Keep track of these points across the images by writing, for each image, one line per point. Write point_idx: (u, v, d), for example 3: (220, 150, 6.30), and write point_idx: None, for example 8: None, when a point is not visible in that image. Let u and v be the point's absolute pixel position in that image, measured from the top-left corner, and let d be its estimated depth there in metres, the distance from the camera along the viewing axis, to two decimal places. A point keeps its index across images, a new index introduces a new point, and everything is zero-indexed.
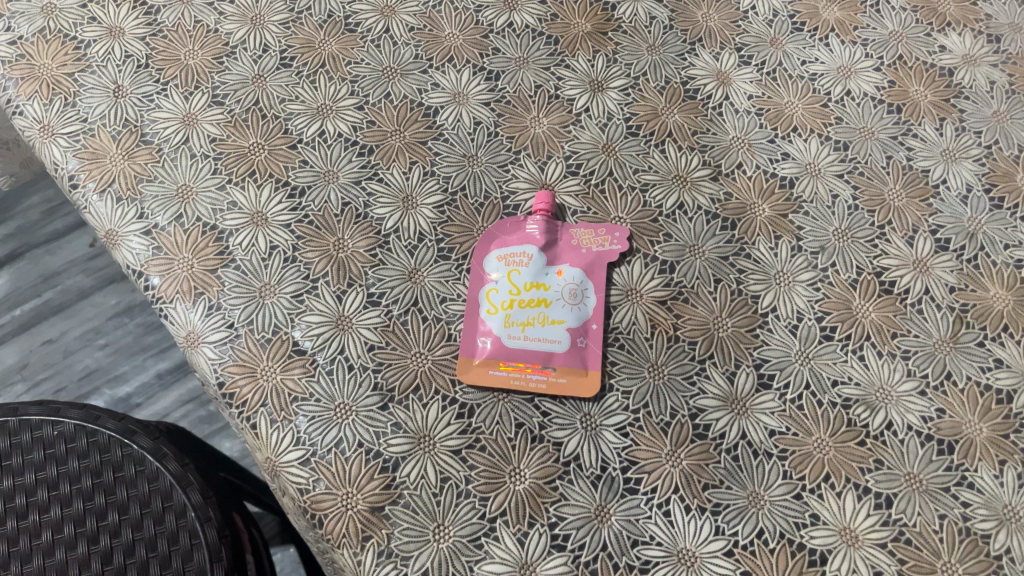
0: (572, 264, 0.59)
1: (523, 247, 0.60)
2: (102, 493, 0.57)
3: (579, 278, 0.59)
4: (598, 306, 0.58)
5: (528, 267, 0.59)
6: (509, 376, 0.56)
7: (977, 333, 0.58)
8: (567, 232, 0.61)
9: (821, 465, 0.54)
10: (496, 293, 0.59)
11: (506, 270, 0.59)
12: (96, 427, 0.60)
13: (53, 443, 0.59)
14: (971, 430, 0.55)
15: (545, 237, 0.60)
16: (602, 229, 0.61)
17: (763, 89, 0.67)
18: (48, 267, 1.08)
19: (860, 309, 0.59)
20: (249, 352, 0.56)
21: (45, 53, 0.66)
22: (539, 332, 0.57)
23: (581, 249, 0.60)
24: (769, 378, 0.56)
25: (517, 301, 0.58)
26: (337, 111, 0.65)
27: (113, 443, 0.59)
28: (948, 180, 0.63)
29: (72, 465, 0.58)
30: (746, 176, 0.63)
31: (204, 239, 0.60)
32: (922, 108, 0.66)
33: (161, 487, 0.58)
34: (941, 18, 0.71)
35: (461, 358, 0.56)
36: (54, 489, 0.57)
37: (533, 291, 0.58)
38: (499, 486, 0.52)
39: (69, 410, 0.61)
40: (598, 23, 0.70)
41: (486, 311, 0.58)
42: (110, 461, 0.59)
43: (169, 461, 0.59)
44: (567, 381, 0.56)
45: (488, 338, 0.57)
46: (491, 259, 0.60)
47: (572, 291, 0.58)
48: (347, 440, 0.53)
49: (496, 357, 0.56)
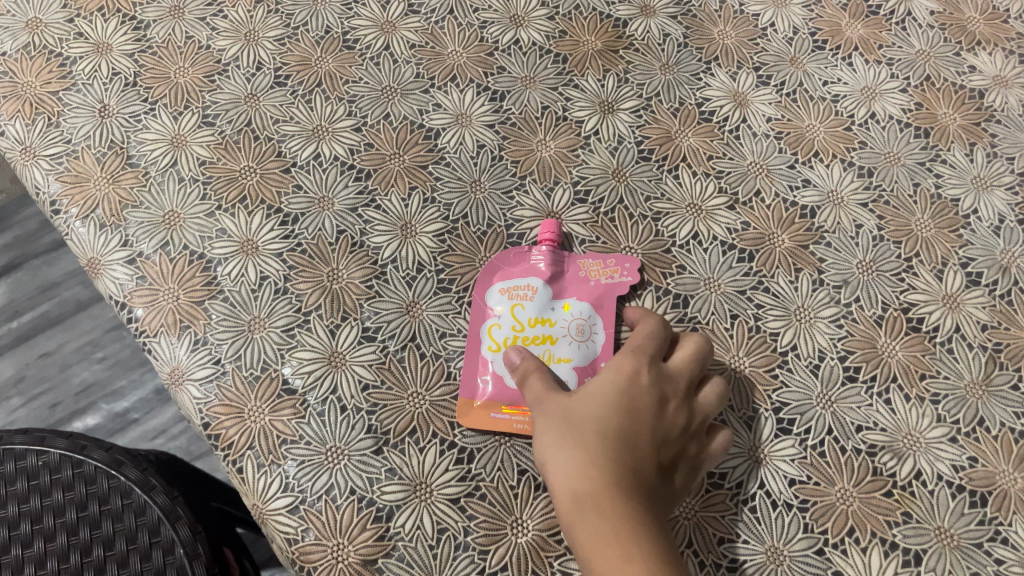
0: (580, 298, 0.56)
1: (527, 279, 0.56)
2: (87, 527, 0.54)
3: (588, 313, 0.55)
4: (607, 342, 0.54)
5: (533, 301, 0.55)
6: (513, 420, 0.52)
7: (1011, 375, 0.55)
8: (574, 263, 0.57)
9: (844, 518, 0.50)
10: (499, 329, 0.55)
11: (508, 305, 0.55)
12: (82, 457, 0.57)
13: (36, 474, 0.56)
14: (1005, 481, 0.51)
15: (551, 270, 0.56)
16: (611, 260, 0.57)
17: (782, 111, 0.64)
18: (47, 278, 1.04)
19: (886, 348, 0.55)
20: (236, 391, 0.53)
21: (29, 70, 0.64)
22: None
23: (589, 281, 0.56)
24: (789, 423, 0.53)
25: (520, 338, 0.54)
26: (334, 133, 0.62)
27: (99, 474, 0.56)
28: (979, 211, 0.60)
29: (57, 498, 0.55)
30: (764, 205, 0.60)
31: (191, 269, 0.56)
32: (951, 133, 0.63)
33: (148, 522, 0.55)
34: (971, 36, 0.67)
35: (461, 400, 0.53)
36: (37, 523, 0.54)
37: (537, 327, 0.54)
38: (500, 539, 0.49)
39: (54, 440, 0.58)
40: (609, 41, 0.66)
41: (488, 349, 0.54)
42: (96, 494, 0.56)
43: (157, 494, 0.56)
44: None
45: (491, 379, 0.53)
46: (493, 293, 0.56)
47: (579, 327, 0.54)
48: (339, 487, 0.50)
49: (498, 400, 0.53)
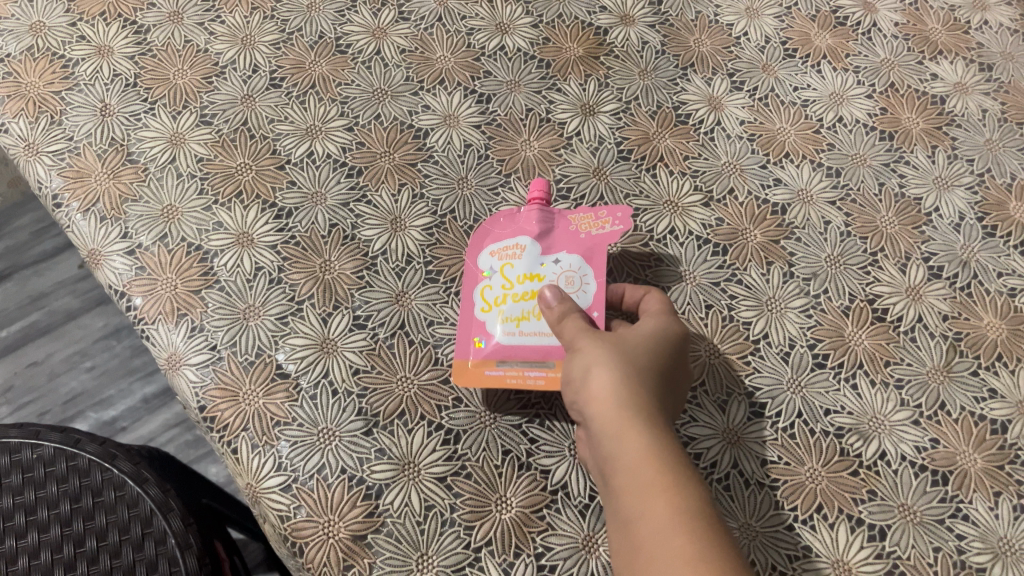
0: (570, 252, 0.55)
1: (516, 239, 0.56)
2: (80, 519, 0.56)
3: (579, 265, 0.54)
4: (599, 291, 0.54)
5: (522, 259, 0.55)
6: (507, 376, 0.53)
7: (970, 362, 0.57)
8: (564, 219, 0.57)
9: (813, 495, 0.53)
10: (489, 290, 0.56)
11: (499, 265, 0.56)
12: (76, 450, 0.58)
13: (30, 466, 0.58)
14: (965, 461, 0.54)
15: (539, 227, 0.56)
16: (602, 211, 0.56)
17: (755, 114, 0.67)
18: (37, 287, 1.05)
19: (853, 337, 0.58)
20: (231, 375, 0.55)
21: (33, 71, 0.66)
22: (537, 326, 0.53)
23: (579, 235, 0.56)
24: (761, 407, 0.56)
25: (510, 296, 0.55)
26: (326, 133, 0.64)
27: (93, 467, 0.58)
28: (941, 209, 0.63)
29: (50, 490, 0.57)
30: (737, 203, 0.63)
31: (188, 260, 0.59)
32: (914, 136, 0.66)
33: (141, 513, 0.56)
34: (933, 46, 0.71)
35: (456, 362, 0.55)
36: (31, 514, 0.56)
37: (526, 283, 0.55)
38: (485, 515, 0.51)
39: (48, 433, 0.59)
40: (590, 48, 0.70)
41: (480, 308, 0.55)
42: (89, 486, 0.57)
43: (150, 486, 0.57)
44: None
45: (482, 337, 0.54)
46: (484, 255, 0.57)
47: (570, 279, 0.54)
48: (330, 467, 0.52)
49: (493, 357, 0.54)
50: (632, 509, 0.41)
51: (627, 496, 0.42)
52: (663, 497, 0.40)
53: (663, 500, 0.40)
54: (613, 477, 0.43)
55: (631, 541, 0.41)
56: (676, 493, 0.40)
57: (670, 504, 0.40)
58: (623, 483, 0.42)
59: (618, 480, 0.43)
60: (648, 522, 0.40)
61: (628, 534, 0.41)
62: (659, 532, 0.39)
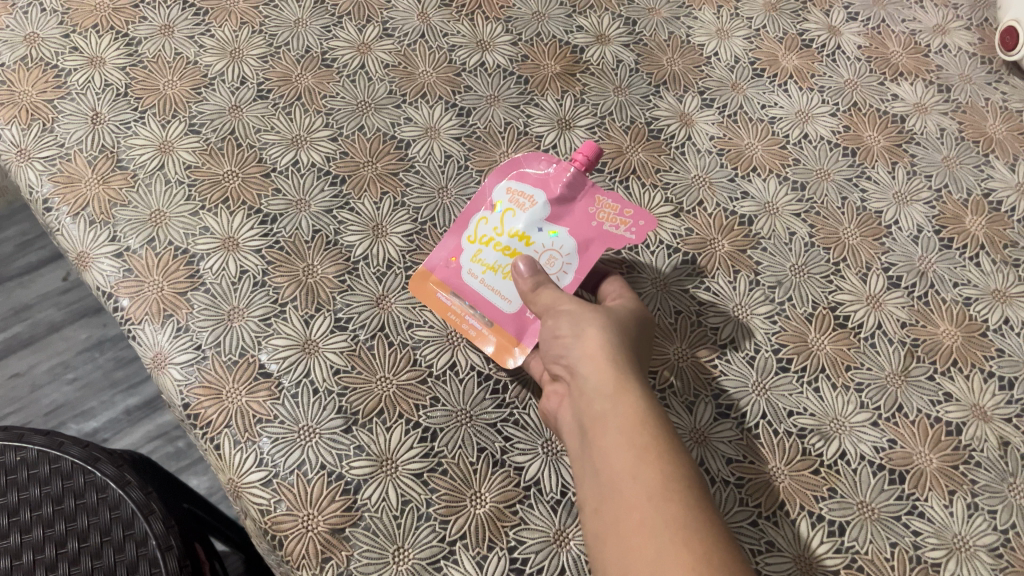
0: (572, 232, 0.58)
1: (535, 191, 0.59)
2: (62, 521, 0.57)
3: (569, 249, 0.57)
4: (572, 283, 0.57)
5: (525, 214, 0.58)
6: (450, 308, 0.59)
7: (927, 367, 0.60)
8: (592, 195, 0.58)
9: (776, 493, 0.55)
10: (485, 224, 0.59)
11: (506, 207, 0.59)
12: (60, 454, 0.60)
13: (14, 469, 0.59)
14: (921, 461, 0.56)
15: (562, 191, 0.58)
16: (629, 210, 0.57)
17: (724, 130, 0.70)
18: (20, 299, 1.05)
19: (816, 342, 0.61)
20: (215, 374, 0.57)
21: (26, 80, 0.68)
22: (494, 282, 0.58)
23: (593, 221, 0.58)
24: (727, 408, 0.58)
25: (494, 240, 0.59)
26: (311, 142, 0.67)
27: (76, 470, 0.59)
28: (900, 222, 0.66)
29: (33, 491, 0.58)
30: (706, 214, 0.66)
31: (175, 262, 0.61)
32: (875, 152, 0.70)
33: (122, 516, 0.57)
34: (894, 68, 0.75)
35: (421, 269, 0.61)
36: (13, 516, 0.56)
37: (514, 238, 0.58)
38: (459, 510, 0.53)
39: (32, 436, 0.60)
40: (567, 65, 0.72)
41: (468, 235, 0.60)
42: (71, 488, 0.58)
43: (132, 489, 0.59)
44: (494, 339, 0.58)
45: (452, 263, 0.60)
46: (502, 190, 0.60)
47: (551, 258, 0.57)
48: (310, 463, 0.54)
49: (447, 284, 0.60)
50: (620, 465, 0.42)
51: (616, 454, 0.43)
52: (656, 460, 0.42)
53: (655, 459, 0.42)
54: (601, 437, 0.44)
55: (614, 495, 0.42)
56: (667, 458, 0.42)
57: (663, 465, 0.41)
58: (613, 443, 0.43)
59: (606, 439, 0.44)
60: (637, 479, 0.41)
61: (611, 490, 0.42)
62: (650, 489, 0.40)
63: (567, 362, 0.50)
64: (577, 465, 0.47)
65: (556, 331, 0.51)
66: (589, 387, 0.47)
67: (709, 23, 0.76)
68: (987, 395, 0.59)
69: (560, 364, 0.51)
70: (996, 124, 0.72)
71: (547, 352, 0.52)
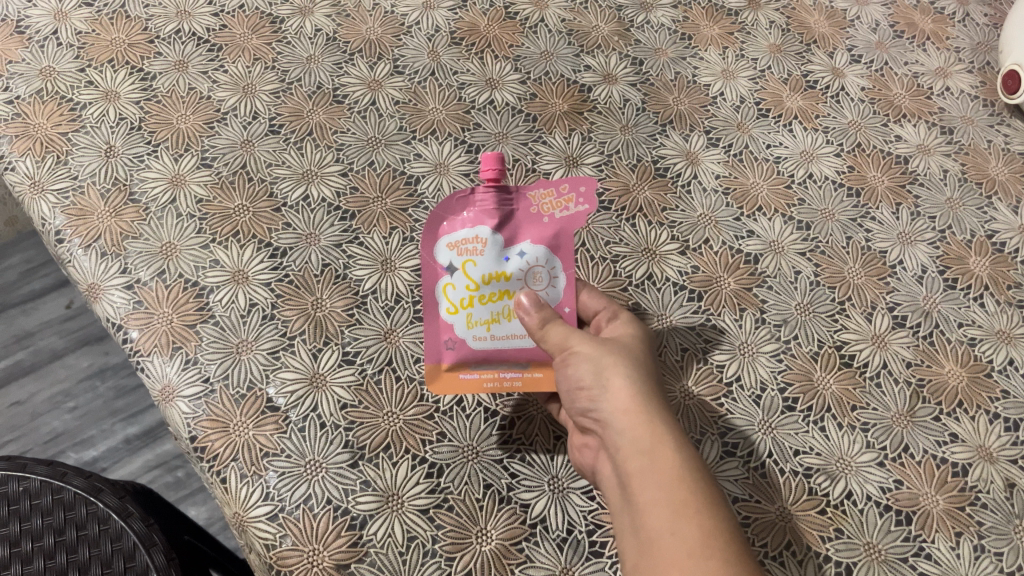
0: (535, 241, 0.55)
1: (475, 229, 0.55)
2: (63, 552, 0.57)
3: (545, 258, 0.55)
4: (569, 284, 0.56)
5: (484, 256, 0.55)
6: (482, 379, 0.56)
7: (933, 407, 0.60)
8: (523, 198, 0.56)
9: (783, 533, 0.54)
10: (454, 289, 0.56)
11: (459, 261, 0.55)
12: (62, 484, 0.59)
13: (17, 499, 0.58)
14: (928, 502, 0.56)
15: (498, 215, 0.55)
16: (564, 186, 0.55)
17: (729, 169, 0.71)
18: (23, 327, 1.06)
19: (821, 381, 0.61)
20: (223, 407, 0.57)
21: (41, 113, 0.69)
22: (507, 328, 0.56)
23: (543, 218, 0.55)
24: (733, 447, 0.58)
25: (476, 297, 0.55)
26: (322, 177, 0.67)
27: (78, 501, 0.59)
28: (904, 262, 0.67)
29: (35, 522, 0.58)
30: (712, 252, 0.66)
31: (184, 294, 0.61)
32: (879, 193, 0.70)
33: (124, 548, 0.57)
34: (898, 110, 0.76)
35: (428, 367, 0.56)
36: (15, 546, 0.56)
37: (492, 282, 0.55)
38: (465, 547, 0.53)
39: (36, 466, 0.60)
40: (575, 103, 0.74)
41: (446, 309, 0.56)
42: (73, 519, 0.58)
43: (134, 521, 0.58)
44: (543, 375, 0.56)
45: (454, 342, 0.56)
46: (441, 248, 0.56)
47: (537, 275, 0.55)
48: (316, 497, 0.54)
49: (464, 360, 0.56)
50: (660, 526, 0.43)
51: (655, 514, 0.44)
52: (695, 517, 0.43)
53: (693, 516, 0.43)
54: (639, 494, 0.46)
55: (656, 557, 0.43)
56: (706, 514, 0.43)
57: (701, 523, 0.43)
58: (652, 499, 0.45)
59: (644, 497, 0.45)
60: (678, 538, 0.43)
61: (653, 550, 0.43)
62: (691, 550, 0.42)
63: (595, 414, 0.50)
64: (618, 518, 0.48)
65: (576, 381, 0.51)
66: (622, 441, 0.48)
67: (714, 63, 0.78)
68: (993, 437, 0.59)
69: (587, 415, 0.51)
70: (998, 166, 0.73)
71: (570, 401, 0.52)
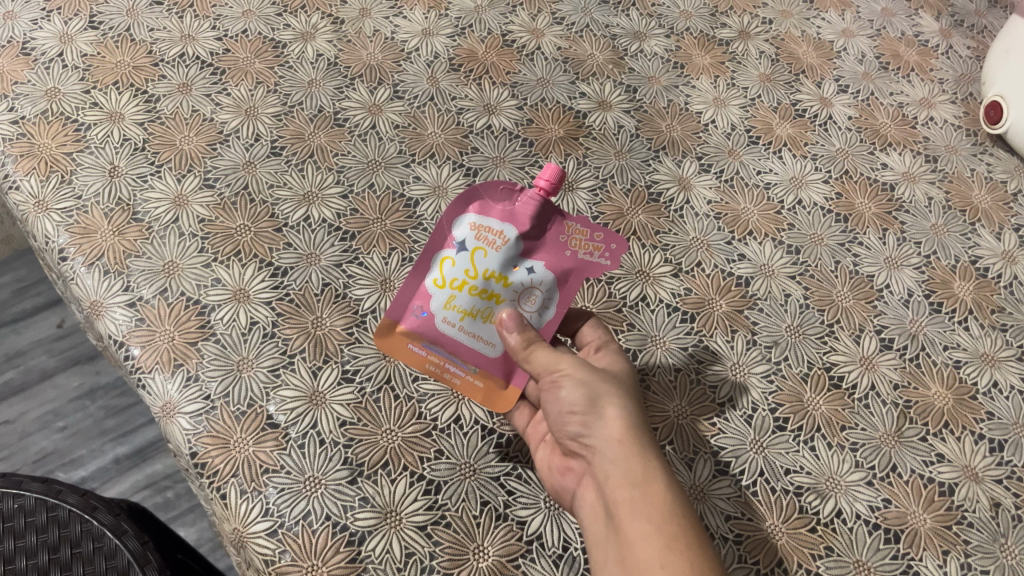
0: (548, 266, 0.56)
1: (502, 226, 0.55)
2: (58, 569, 0.56)
3: (547, 285, 0.56)
4: (553, 319, 0.57)
5: (497, 253, 0.55)
6: (428, 357, 0.58)
7: (920, 428, 0.61)
8: (561, 222, 0.55)
9: (774, 550, 0.55)
10: (451, 266, 0.56)
11: (473, 246, 0.55)
12: (57, 501, 0.60)
13: (12, 516, 0.59)
14: (915, 521, 0.57)
15: (531, 224, 0.55)
16: (600, 235, 0.55)
17: (721, 195, 0.72)
18: (13, 346, 1.06)
19: (811, 402, 0.62)
20: (223, 424, 0.57)
21: (46, 133, 0.70)
22: (474, 328, 0.56)
23: (567, 250, 0.56)
24: (726, 465, 0.59)
25: (467, 285, 0.55)
26: (323, 199, 0.69)
27: (73, 519, 0.59)
28: (891, 285, 0.69)
29: (29, 540, 0.57)
30: (704, 274, 0.68)
31: (186, 312, 0.62)
32: (866, 219, 0.72)
33: (117, 566, 0.57)
34: (883, 138, 0.78)
35: (385, 321, 0.57)
36: (8, 563, 0.56)
37: (489, 281, 0.55)
38: (462, 563, 0.53)
39: (31, 484, 0.60)
40: (570, 129, 0.75)
41: (434, 280, 0.56)
42: (67, 538, 0.58)
43: (129, 538, 0.58)
44: (482, 386, 0.58)
45: (422, 314, 0.57)
46: (464, 224, 0.56)
47: (532, 296, 0.56)
48: (315, 513, 0.54)
49: (419, 333, 0.57)
50: (648, 556, 0.44)
51: (642, 544, 0.45)
52: (683, 550, 0.44)
53: (681, 547, 0.44)
54: (627, 524, 0.46)
55: None
56: (693, 545, 0.44)
57: (691, 558, 0.44)
58: (638, 529, 0.46)
59: (631, 526, 0.46)
60: (666, 567, 0.43)
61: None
62: None
63: (587, 440, 0.51)
64: (599, 550, 0.48)
65: (568, 405, 0.52)
66: (613, 471, 0.49)
67: (706, 91, 0.80)
68: (978, 457, 0.60)
69: (578, 441, 0.52)
70: (981, 194, 0.75)
71: (559, 425, 0.53)
